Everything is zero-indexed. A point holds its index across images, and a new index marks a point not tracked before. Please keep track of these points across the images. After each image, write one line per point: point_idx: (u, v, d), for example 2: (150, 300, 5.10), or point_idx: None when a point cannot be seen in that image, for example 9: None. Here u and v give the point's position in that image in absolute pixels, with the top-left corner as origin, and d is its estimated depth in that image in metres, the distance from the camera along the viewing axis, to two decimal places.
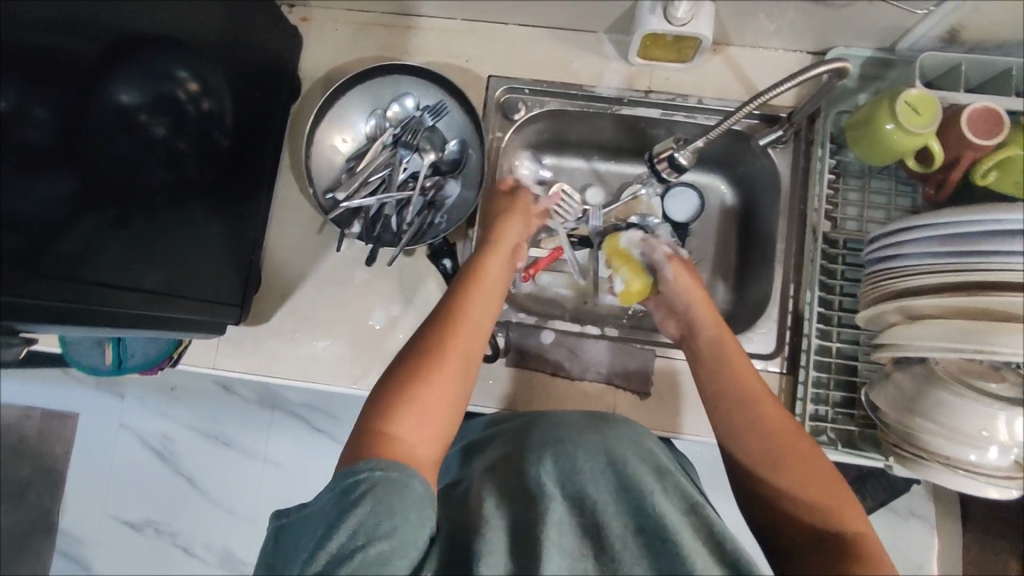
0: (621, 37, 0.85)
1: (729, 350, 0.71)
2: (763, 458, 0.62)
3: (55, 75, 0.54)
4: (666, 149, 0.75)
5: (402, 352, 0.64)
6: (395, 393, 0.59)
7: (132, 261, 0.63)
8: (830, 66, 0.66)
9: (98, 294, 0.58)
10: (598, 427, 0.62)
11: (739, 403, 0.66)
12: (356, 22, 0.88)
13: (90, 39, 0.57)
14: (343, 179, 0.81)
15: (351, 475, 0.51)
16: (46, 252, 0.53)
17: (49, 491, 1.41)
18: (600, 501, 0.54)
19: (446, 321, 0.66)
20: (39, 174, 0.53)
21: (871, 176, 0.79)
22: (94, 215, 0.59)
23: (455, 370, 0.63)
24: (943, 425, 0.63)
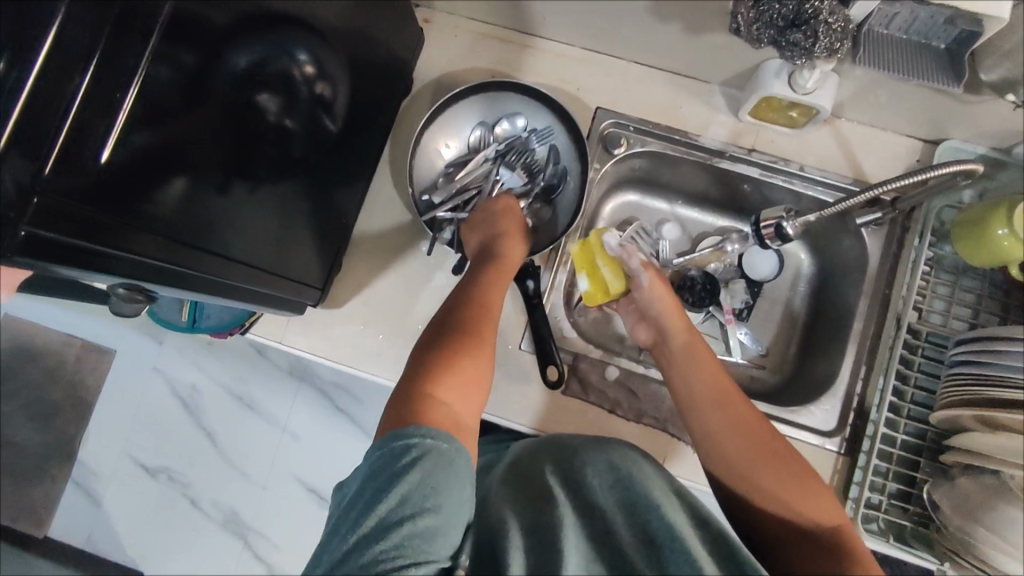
0: (734, 92, 0.85)
1: (698, 352, 0.71)
2: (747, 469, 0.62)
3: (191, 37, 0.51)
4: (775, 216, 0.74)
5: (425, 338, 0.63)
6: (432, 364, 0.59)
7: (222, 228, 0.62)
8: (964, 167, 0.66)
9: (188, 255, 0.57)
10: (597, 444, 0.58)
11: (713, 407, 0.66)
12: (475, 32, 0.89)
13: (218, 6, 0.52)
14: (440, 183, 0.83)
15: (402, 437, 0.50)
16: (149, 203, 0.52)
17: (76, 420, 1.44)
18: (614, 517, 0.51)
19: (467, 309, 0.66)
20: (153, 135, 0.50)
21: (962, 274, 0.78)
22: (201, 179, 0.57)
23: (484, 352, 0.63)
24: (1006, 539, 0.61)
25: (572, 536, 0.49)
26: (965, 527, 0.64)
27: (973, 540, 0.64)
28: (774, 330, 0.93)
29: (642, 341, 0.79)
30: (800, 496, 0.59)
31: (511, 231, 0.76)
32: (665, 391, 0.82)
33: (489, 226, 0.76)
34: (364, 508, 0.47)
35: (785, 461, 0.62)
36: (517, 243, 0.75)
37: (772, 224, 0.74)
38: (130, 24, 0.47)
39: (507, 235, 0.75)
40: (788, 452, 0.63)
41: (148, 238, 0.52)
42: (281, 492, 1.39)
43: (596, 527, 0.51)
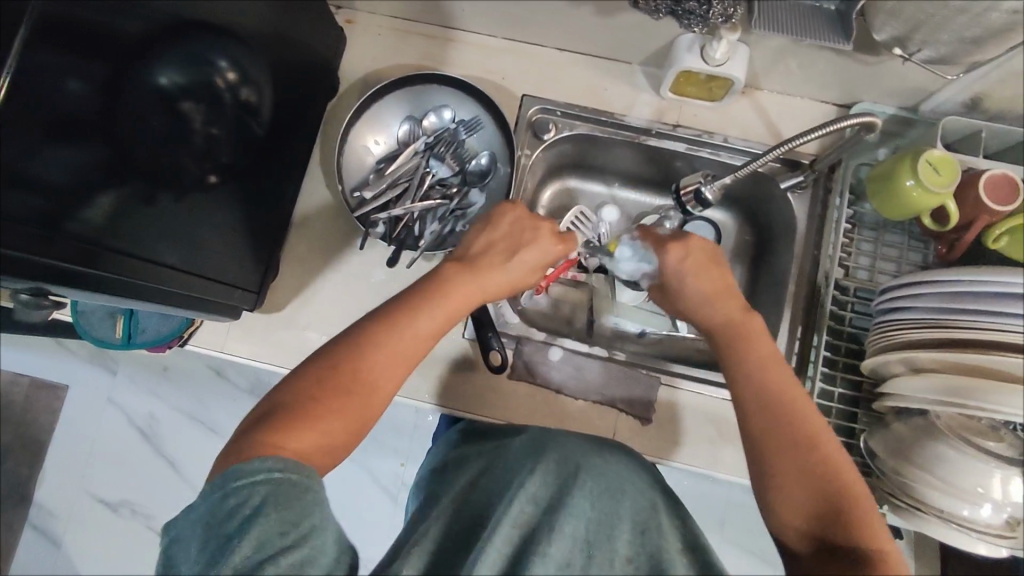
0: (655, 71, 0.87)
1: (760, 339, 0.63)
2: (778, 454, 0.55)
3: (98, 47, 0.55)
4: (693, 182, 0.76)
5: (330, 348, 0.58)
6: (299, 401, 0.53)
7: (154, 237, 0.64)
8: (859, 120, 0.69)
9: (123, 265, 0.59)
10: (598, 451, 0.61)
11: (777, 394, 0.58)
12: (399, 30, 0.90)
13: (131, 18, 0.58)
14: (372, 179, 0.83)
15: (244, 477, 0.46)
16: (68, 217, 0.54)
17: (28, 459, 1.39)
18: (597, 529, 0.54)
19: (377, 336, 0.58)
20: (64, 142, 0.53)
21: (885, 230, 0.81)
22: (123, 188, 0.59)
23: (367, 396, 0.56)
24: (940, 478, 0.64)
25: (553, 544, 0.53)
26: (899, 469, 0.67)
27: (905, 480, 0.66)
28: None
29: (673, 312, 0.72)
30: (826, 499, 0.52)
31: (494, 243, 0.68)
32: (610, 367, 0.83)
33: (475, 235, 0.69)
34: (213, 558, 0.44)
35: (820, 463, 0.54)
36: (495, 259, 0.67)
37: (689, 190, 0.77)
38: (47, 35, 0.51)
39: (488, 246, 0.68)
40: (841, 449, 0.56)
41: (69, 244, 0.53)
42: None
43: (578, 536, 0.54)
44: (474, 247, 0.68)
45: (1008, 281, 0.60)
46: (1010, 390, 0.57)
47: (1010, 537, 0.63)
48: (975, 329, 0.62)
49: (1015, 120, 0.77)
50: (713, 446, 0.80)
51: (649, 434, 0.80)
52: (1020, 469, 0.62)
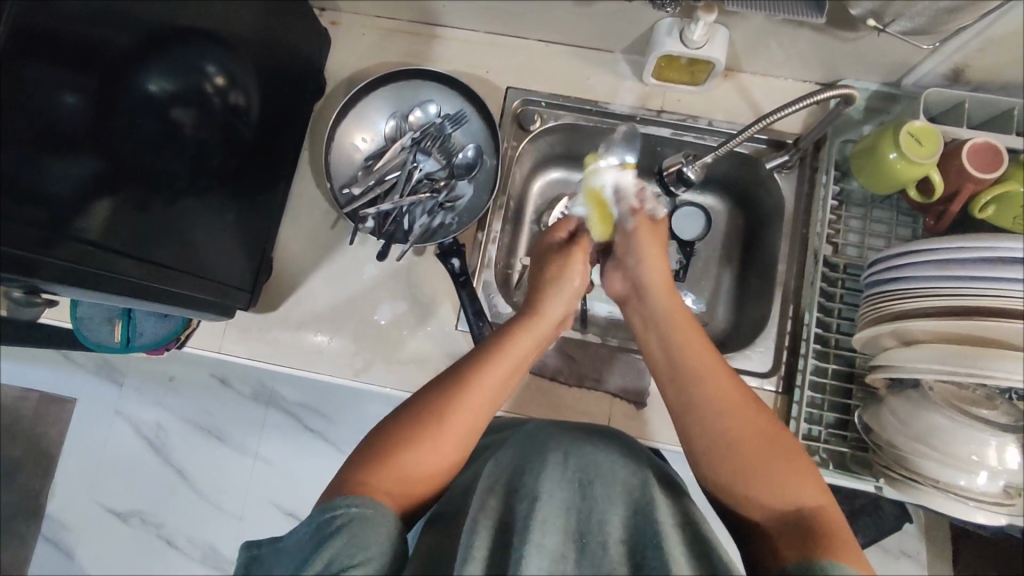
0: (636, 58, 0.88)
1: (679, 321, 0.66)
2: (720, 441, 0.57)
3: (90, 60, 0.56)
4: (675, 163, 0.76)
5: (411, 401, 0.60)
6: (388, 443, 0.57)
7: (151, 241, 0.65)
8: (837, 91, 0.69)
9: (116, 265, 0.60)
10: (592, 438, 0.63)
11: (695, 380, 0.61)
12: (382, 29, 0.91)
13: (125, 30, 0.59)
14: (360, 176, 0.83)
15: (329, 509, 0.50)
16: (67, 225, 0.55)
17: (41, 473, 1.41)
18: (590, 514, 0.55)
19: (457, 388, 0.60)
20: (60, 155, 0.54)
21: (873, 206, 0.82)
22: (118, 196, 0.60)
23: (454, 441, 0.58)
24: (935, 448, 0.64)
25: (543, 534, 0.51)
26: (894, 441, 0.66)
27: (901, 452, 0.66)
28: (712, 286, 0.94)
29: (616, 293, 0.75)
30: (781, 486, 0.53)
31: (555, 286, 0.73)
32: (603, 352, 0.83)
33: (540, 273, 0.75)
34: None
35: (772, 442, 0.56)
36: (560, 293, 0.72)
37: (609, 189, 0.78)
38: (37, 50, 0.51)
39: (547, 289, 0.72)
40: (779, 431, 0.57)
41: (70, 244, 0.55)
42: (257, 521, 1.36)
43: (570, 523, 0.54)
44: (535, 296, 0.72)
45: (1005, 248, 0.59)
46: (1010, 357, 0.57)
47: (1007, 504, 0.62)
48: (968, 298, 0.61)
49: (1000, 90, 0.77)
50: None
51: (645, 418, 0.80)
52: (1016, 435, 0.62)
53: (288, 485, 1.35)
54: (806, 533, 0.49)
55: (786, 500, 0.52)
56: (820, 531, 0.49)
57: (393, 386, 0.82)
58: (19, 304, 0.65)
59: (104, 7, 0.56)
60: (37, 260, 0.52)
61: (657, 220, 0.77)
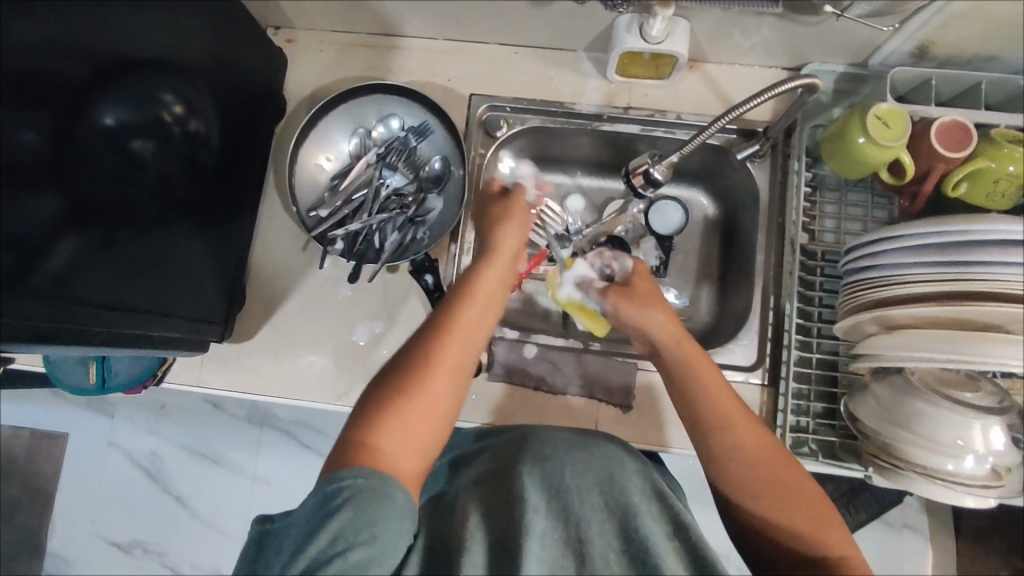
0: (599, 56, 0.86)
1: (698, 371, 0.63)
2: (743, 491, 0.57)
3: (44, 95, 0.56)
4: (642, 164, 0.74)
5: (393, 359, 0.59)
6: (380, 402, 0.55)
7: (120, 282, 0.64)
8: (802, 80, 0.67)
9: (86, 312, 0.59)
10: (588, 445, 0.61)
11: (719, 436, 0.59)
12: (340, 43, 0.89)
13: (80, 62, 0.60)
14: (327, 197, 0.82)
15: (334, 480, 0.49)
16: (35, 271, 0.54)
17: (38, 511, 1.39)
18: (587, 520, 0.53)
19: (435, 331, 0.60)
20: (23, 192, 0.54)
21: (847, 190, 0.81)
22: (83, 234, 0.59)
23: (445, 381, 0.57)
24: (920, 435, 0.63)
25: (533, 544, 0.51)
26: (879, 430, 0.66)
27: (887, 440, 0.65)
28: (694, 279, 0.93)
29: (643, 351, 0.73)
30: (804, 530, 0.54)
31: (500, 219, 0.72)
32: (586, 359, 0.82)
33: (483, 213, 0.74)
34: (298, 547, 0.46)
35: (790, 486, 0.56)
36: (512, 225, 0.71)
37: (575, 290, 0.85)
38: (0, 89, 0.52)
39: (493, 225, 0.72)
40: (818, 496, 0.56)
41: (35, 302, 0.54)
42: None
43: (563, 535, 0.53)
44: (485, 236, 0.71)
45: (1006, 229, 0.57)
46: (998, 341, 0.56)
47: (995, 486, 0.62)
48: (958, 279, 0.60)
49: (967, 64, 0.76)
50: None
51: (633, 421, 0.80)
52: (1000, 417, 0.62)
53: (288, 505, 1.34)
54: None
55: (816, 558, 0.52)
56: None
57: None
58: None
59: (55, 39, 0.57)
60: (4, 323, 0.51)
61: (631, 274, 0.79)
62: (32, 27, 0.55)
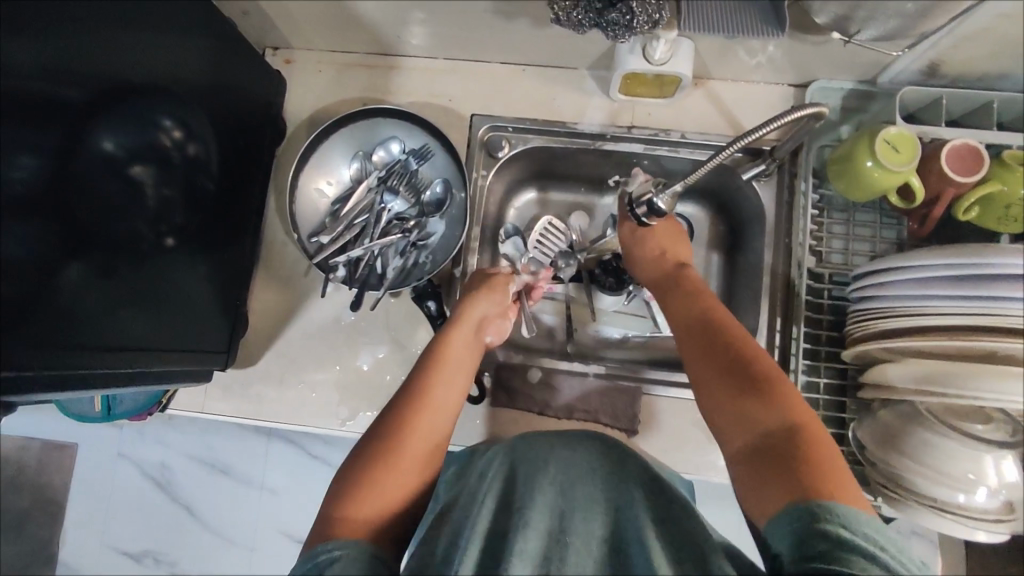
0: (602, 74, 0.85)
1: (698, 295, 0.70)
2: (720, 374, 0.60)
3: (43, 119, 0.55)
4: (646, 192, 0.73)
5: (368, 432, 0.62)
6: (358, 474, 0.57)
7: (118, 318, 0.63)
8: (808, 109, 0.63)
9: (86, 356, 0.58)
10: (569, 442, 0.61)
11: (706, 334, 0.64)
12: (340, 63, 0.88)
13: (77, 85, 0.58)
14: (327, 223, 0.81)
15: (314, 556, 0.49)
16: (33, 316, 0.54)
17: (49, 522, 1.40)
18: (573, 513, 0.54)
19: (409, 401, 0.63)
20: (20, 220, 0.53)
21: (855, 210, 0.79)
22: (81, 264, 0.59)
23: (417, 454, 0.59)
24: (931, 467, 0.62)
25: (525, 540, 0.51)
26: (887, 460, 0.65)
27: (896, 471, 0.64)
28: None
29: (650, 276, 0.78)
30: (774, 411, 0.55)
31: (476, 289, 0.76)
32: (589, 381, 0.82)
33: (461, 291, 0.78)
34: None
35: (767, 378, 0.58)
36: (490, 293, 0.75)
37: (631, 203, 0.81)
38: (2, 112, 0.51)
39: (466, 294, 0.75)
40: (777, 378, 0.58)
41: (33, 354, 0.53)
42: (270, 551, 1.37)
43: (552, 529, 0.53)
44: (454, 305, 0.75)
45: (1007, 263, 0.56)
46: (1002, 375, 0.54)
47: (1007, 521, 0.61)
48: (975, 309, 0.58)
49: (979, 81, 0.74)
50: (704, 450, 0.78)
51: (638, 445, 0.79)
52: (1013, 450, 0.60)
53: (298, 514, 1.35)
54: (790, 464, 0.50)
55: (774, 435, 0.53)
56: (810, 462, 0.50)
57: None
58: None
59: (53, 63, 0.56)
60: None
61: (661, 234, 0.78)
62: (29, 53, 0.54)
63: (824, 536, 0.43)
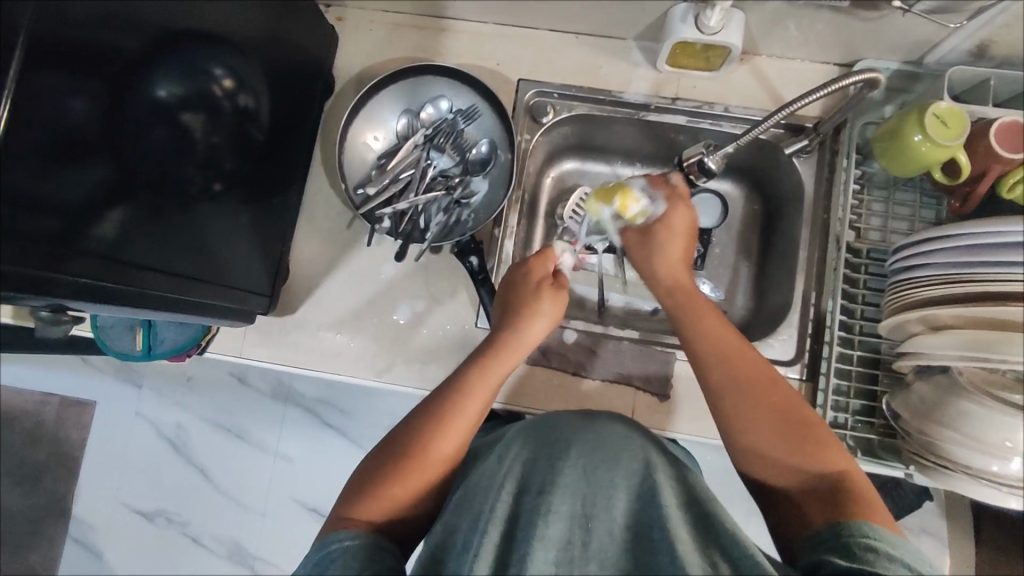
0: (650, 45, 0.86)
1: (722, 331, 0.66)
2: (761, 434, 0.60)
3: (100, 64, 0.56)
4: (696, 153, 0.76)
5: (394, 433, 0.63)
6: (376, 477, 0.59)
7: (166, 248, 0.65)
8: (863, 76, 0.68)
9: (135, 274, 0.60)
10: (590, 424, 0.61)
11: (744, 389, 0.62)
12: (391, 24, 0.90)
13: (134, 33, 0.59)
14: (374, 176, 0.82)
15: (325, 545, 0.52)
16: (87, 234, 0.55)
17: (65, 475, 1.41)
18: (596, 504, 0.54)
19: (438, 412, 0.63)
20: (74, 163, 0.54)
21: (896, 188, 0.80)
22: (134, 203, 0.60)
23: (436, 467, 0.61)
24: (967, 435, 0.62)
25: (550, 526, 0.51)
26: (924, 430, 0.66)
27: (932, 440, 0.65)
28: (731, 273, 0.93)
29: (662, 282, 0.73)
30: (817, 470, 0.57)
31: (530, 302, 0.71)
32: (624, 346, 0.82)
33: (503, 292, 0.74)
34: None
35: (803, 437, 0.59)
36: (537, 313, 0.71)
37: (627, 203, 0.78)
38: (53, 57, 0.51)
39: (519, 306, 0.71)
40: (834, 449, 0.58)
41: (87, 261, 0.55)
42: (281, 518, 1.36)
43: (575, 513, 0.53)
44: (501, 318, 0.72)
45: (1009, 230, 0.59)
46: None
47: None
48: (988, 280, 0.61)
49: None
50: None
51: (668, 410, 0.80)
52: None
53: (310, 482, 1.35)
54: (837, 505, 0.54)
55: (813, 485, 0.56)
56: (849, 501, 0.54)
57: (415, 386, 0.82)
58: (46, 325, 0.59)
59: (110, 10, 0.56)
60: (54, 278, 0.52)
61: (671, 218, 0.74)
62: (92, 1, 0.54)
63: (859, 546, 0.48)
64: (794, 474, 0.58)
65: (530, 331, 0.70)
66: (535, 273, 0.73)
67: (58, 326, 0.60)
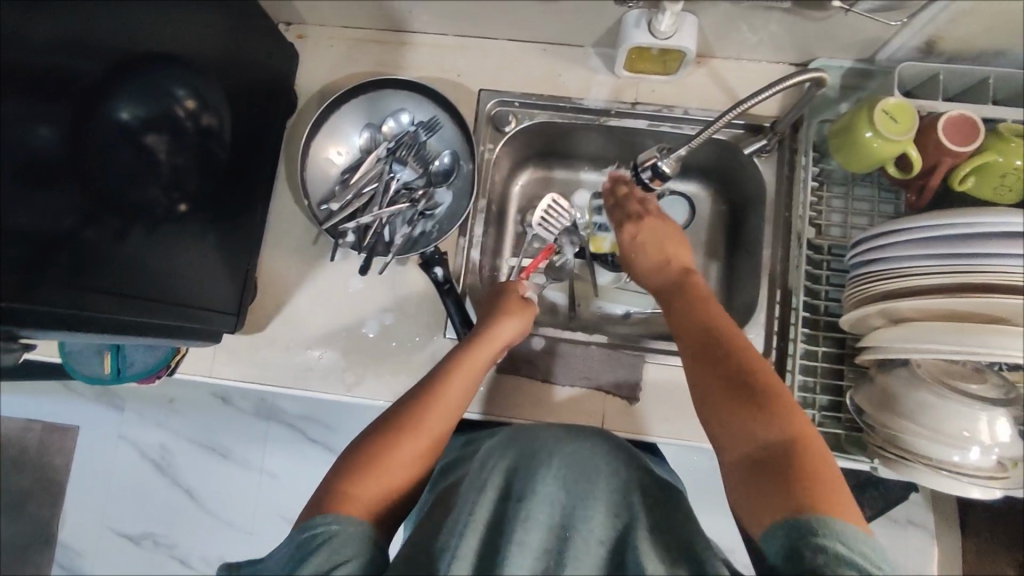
0: (608, 51, 0.87)
1: (703, 307, 0.68)
2: (729, 394, 0.58)
3: (64, 91, 0.57)
4: (650, 157, 0.76)
5: (379, 419, 0.63)
6: (363, 457, 0.58)
7: (133, 270, 0.63)
8: (810, 74, 0.68)
9: (103, 300, 0.59)
10: (576, 435, 0.60)
11: (719, 348, 0.62)
12: (351, 39, 0.90)
13: (92, 57, 0.59)
14: (337, 191, 0.83)
15: (308, 529, 0.51)
16: (52, 260, 0.55)
17: (49, 501, 1.40)
18: (574, 509, 0.53)
19: (422, 398, 0.64)
20: (41, 188, 0.55)
21: (854, 184, 0.81)
22: (94, 228, 0.59)
23: (420, 448, 0.61)
24: (928, 426, 0.63)
25: (528, 532, 0.50)
26: (884, 422, 0.66)
27: (894, 433, 0.65)
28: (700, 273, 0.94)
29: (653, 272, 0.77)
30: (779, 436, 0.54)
31: (506, 309, 0.76)
32: (592, 351, 0.83)
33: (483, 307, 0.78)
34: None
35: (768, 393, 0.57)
36: (512, 314, 0.75)
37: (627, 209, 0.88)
38: (18, 82, 0.52)
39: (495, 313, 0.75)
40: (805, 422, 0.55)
41: (53, 288, 0.54)
42: (268, 536, 1.35)
43: (553, 521, 0.51)
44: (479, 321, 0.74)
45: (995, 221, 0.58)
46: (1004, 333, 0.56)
47: (1001, 478, 0.63)
48: (975, 271, 0.60)
49: (974, 59, 0.76)
50: None
51: (639, 413, 0.81)
52: (1005, 408, 0.62)
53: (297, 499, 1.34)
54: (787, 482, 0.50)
55: (773, 454, 0.53)
56: (803, 479, 0.50)
57: (387, 398, 0.82)
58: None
59: (70, 36, 0.57)
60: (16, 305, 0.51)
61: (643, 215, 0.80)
62: (46, 27, 0.55)
63: (821, 549, 0.44)
64: (755, 441, 0.54)
65: (506, 330, 0.74)
66: (509, 291, 0.79)
67: (8, 354, 0.58)
